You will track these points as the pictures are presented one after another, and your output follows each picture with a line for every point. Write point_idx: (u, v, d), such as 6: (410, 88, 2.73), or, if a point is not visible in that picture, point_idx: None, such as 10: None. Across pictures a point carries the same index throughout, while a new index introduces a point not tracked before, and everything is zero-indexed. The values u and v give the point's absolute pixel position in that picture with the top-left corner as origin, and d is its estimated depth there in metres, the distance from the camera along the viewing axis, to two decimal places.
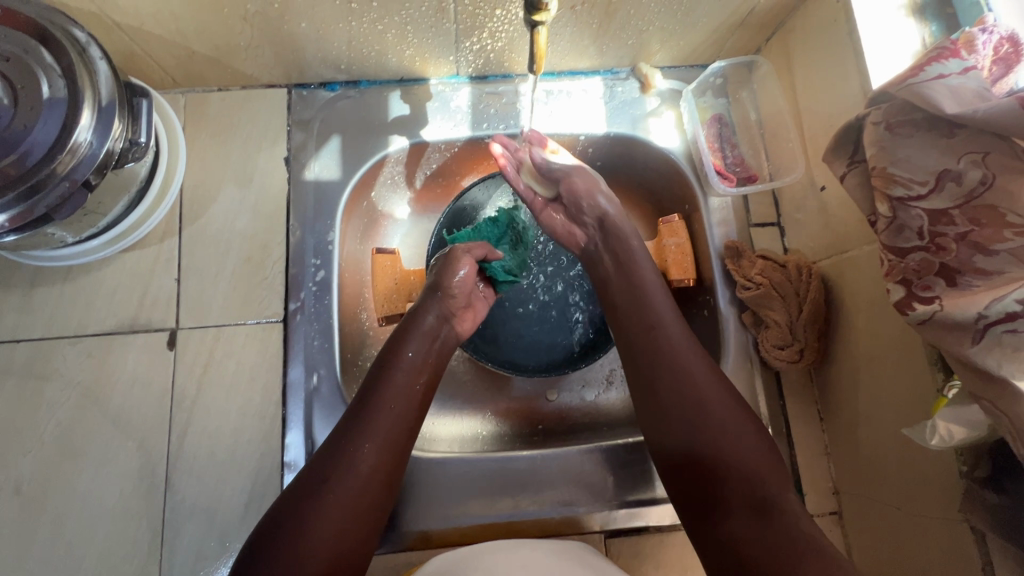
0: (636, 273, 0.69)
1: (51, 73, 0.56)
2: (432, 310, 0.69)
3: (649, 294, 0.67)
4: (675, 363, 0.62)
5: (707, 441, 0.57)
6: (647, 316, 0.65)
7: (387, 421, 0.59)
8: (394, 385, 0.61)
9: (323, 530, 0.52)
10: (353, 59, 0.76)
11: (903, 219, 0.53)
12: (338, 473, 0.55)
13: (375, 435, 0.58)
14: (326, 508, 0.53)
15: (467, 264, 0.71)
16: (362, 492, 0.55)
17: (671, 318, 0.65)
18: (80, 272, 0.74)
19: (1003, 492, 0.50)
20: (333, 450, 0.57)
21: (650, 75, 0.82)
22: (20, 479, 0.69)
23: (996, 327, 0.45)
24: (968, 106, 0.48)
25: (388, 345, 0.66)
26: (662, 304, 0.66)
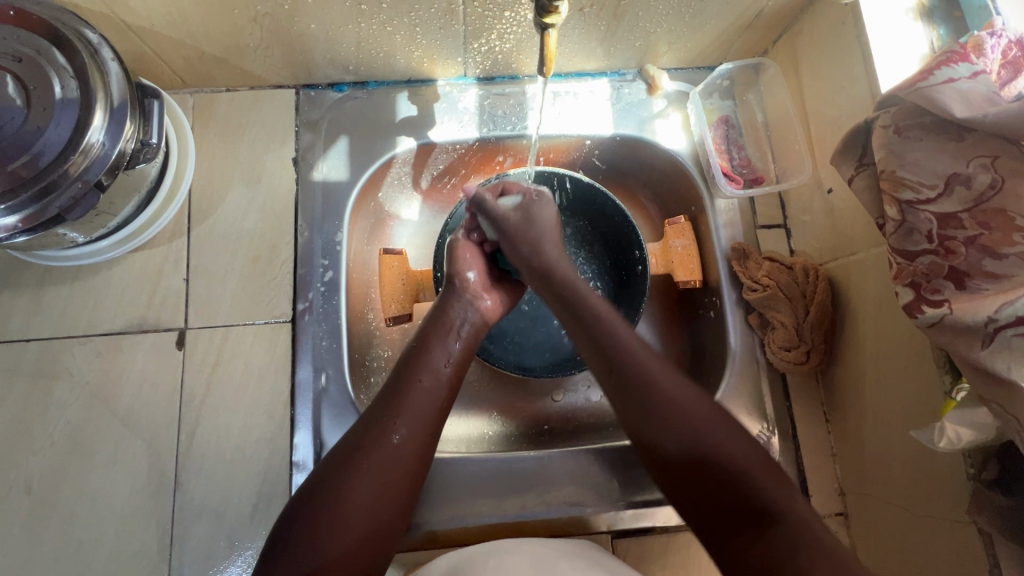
0: (577, 288, 0.65)
1: (63, 75, 0.56)
2: (455, 301, 0.68)
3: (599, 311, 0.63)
4: (643, 381, 0.58)
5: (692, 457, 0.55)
6: (602, 333, 0.62)
7: (418, 401, 0.59)
8: (426, 366, 0.61)
9: (353, 508, 0.53)
10: (362, 60, 0.76)
11: (912, 222, 0.53)
12: (369, 453, 0.55)
13: (407, 415, 0.58)
14: (356, 486, 0.54)
15: (471, 260, 0.72)
16: (391, 473, 0.56)
17: (630, 334, 0.62)
18: (89, 272, 0.74)
19: (1010, 493, 0.51)
20: (366, 429, 0.57)
21: (657, 77, 0.82)
22: (30, 477, 0.69)
23: (1007, 331, 0.45)
24: (977, 112, 0.48)
25: (424, 326, 0.66)
26: (613, 321, 0.63)
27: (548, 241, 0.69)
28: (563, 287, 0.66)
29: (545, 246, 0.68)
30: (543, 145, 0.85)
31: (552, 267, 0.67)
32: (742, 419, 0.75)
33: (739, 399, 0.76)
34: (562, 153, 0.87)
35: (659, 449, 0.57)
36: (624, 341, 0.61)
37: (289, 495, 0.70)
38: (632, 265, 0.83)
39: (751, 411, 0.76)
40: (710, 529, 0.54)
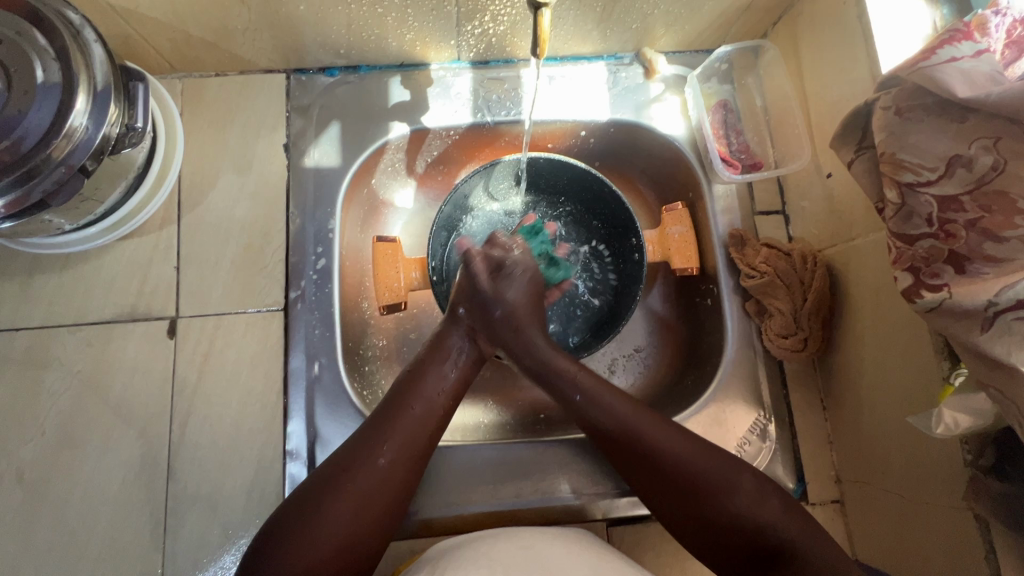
0: (551, 359, 0.65)
1: (44, 57, 0.55)
2: (453, 332, 0.67)
3: (570, 372, 0.63)
4: (629, 435, 0.59)
5: (683, 503, 0.56)
6: (582, 396, 0.62)
7: (410, 426, 0.59)
8: (420, 393, 0.61)
9: (332, 521, 0.53)
10: (353, 43, 0.74)
11: (912, 205, 0.52)
12: (355, 473, 0.55)
13: (395, 437, 0.58)
14: (338, 503, 0.54)
15: (476, 284, 0.71)
16: (373, 492, 0.56)
17: (611, 396, 0.61)
18: (79, 260, 0.73)
19: (1008, 480, 0.50)
20: (355, 448, 0.57)
21: (654, 60, 0.81)
22: (23, 467, 0.69)
23: (1006, 315, 0.45)
24: (980, 91, 0.47)
25: (416, 360, 0.65)
26: (586, 378, 0.63)
27: (529, 322, 0.68)
28: (539, 372, 0.65)
29: (526, 328, 0.67)
30: (538, 131, 0.83)
31: (537, 355, 0.66)
32: (739, 407, 0.75)
33: (736, 387, 0.76)
34: (557, 140, 0.86)
35: (652, 485, 0.58)
36: (603, 401, 0.61)
37: (282, 485, 0.70)
38: (630, 253, 0.81)
39: (748, 400, 0.75)
40: (719, 558, 0.56)
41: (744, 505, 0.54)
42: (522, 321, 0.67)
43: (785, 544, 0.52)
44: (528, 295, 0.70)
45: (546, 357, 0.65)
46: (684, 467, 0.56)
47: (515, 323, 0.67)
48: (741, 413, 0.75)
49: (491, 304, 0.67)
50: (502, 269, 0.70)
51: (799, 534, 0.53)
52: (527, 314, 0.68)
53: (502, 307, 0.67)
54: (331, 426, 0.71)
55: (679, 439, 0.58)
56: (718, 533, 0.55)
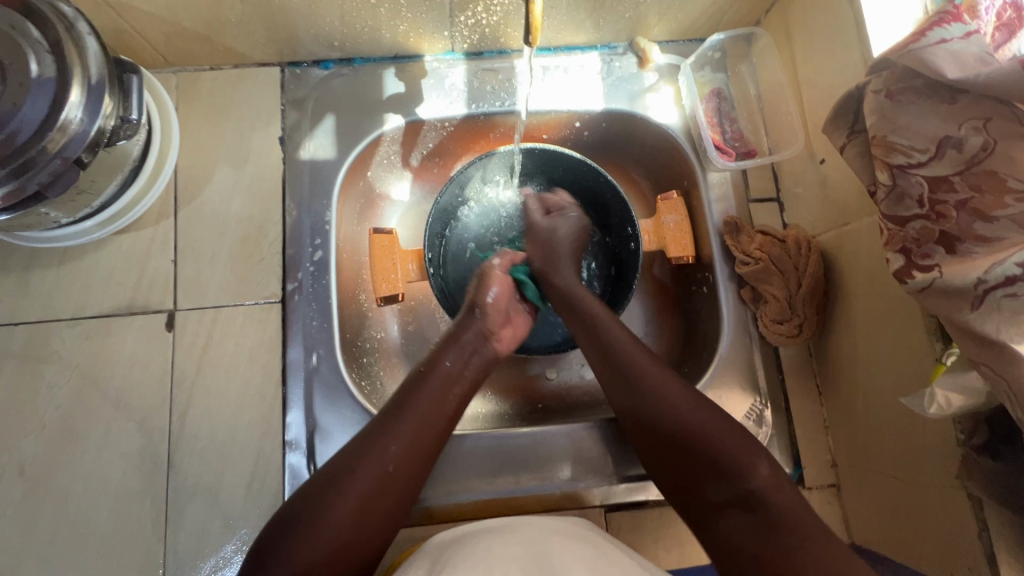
0: (579, 303, 0.70)
1: (38, 50, 0.55)
2: (471, 328, 0.68)
3: (600, 316, 0.68)
4: (643, 393, 0.62)
5: (680, 455, 0.58)
6: (604, 342, 0.66)
7: (417, 426, 0.59)
8: (429, 391, 0.61)
9: (339, 519, 0.53)
10: (347, 35, 0.75)
11: (903, 186, 0.52)
12: (364, 468, 0.56)
13: (407, 431, 0.58)
14: (347, 495, 0.54)
15: (497, 283, 0.71)
16: (382, 489, 0.56)
17: (632, 343, 0.65)
18: (76, 254, 0.73)
19: (1000, 458, 0.51)
20: (365, 441, 0.58)
21: (648, 50, 0.81)
22: (23, 460, 0.69)
23: (996, 292, 0.45)
24: (970, 71, 0.47)
25: (431, 353, 0.66)
26: (612, 325, 0.67)
27: (566, 261, 0.74)
28: (565, 299, 0.71)
29: (562, 264, 0.74)
30: (532, 121, 0.84)
31: (565, 283, 0.72)
32: (735, 393, 0.75)
33: (733, 374, 0.76)
34: (552, 130, 0.86)
35: (665, 447, 0.60)
36: (628, 350, 0.65)
37: (282, 475, 0.71)
38: (625, 241, 0.82)
39: (744, 386, 0.76)
40: (702, 517, 0.56)
41: (733, 470, 0.54)
42: (561, 253, 0.74)
43: (768, 507, 0.52)
44: (575, 236, 0.76)
45: (574, 289, 0.71)
46: (693, 432, 0.58)
47: (553, 254, 0.74)
48: (738, 399, 0.75)
49: (542, 231, 0.76)
50: (558, 208, 0.79)
51: (794, 509, 0.52)
52: (572, 247, 0.75)
53: (549, 239, 0.75)
54: (330, 417, 0.72)
55: (690, 407, 0.60)
56: (700, 486, 0.56)
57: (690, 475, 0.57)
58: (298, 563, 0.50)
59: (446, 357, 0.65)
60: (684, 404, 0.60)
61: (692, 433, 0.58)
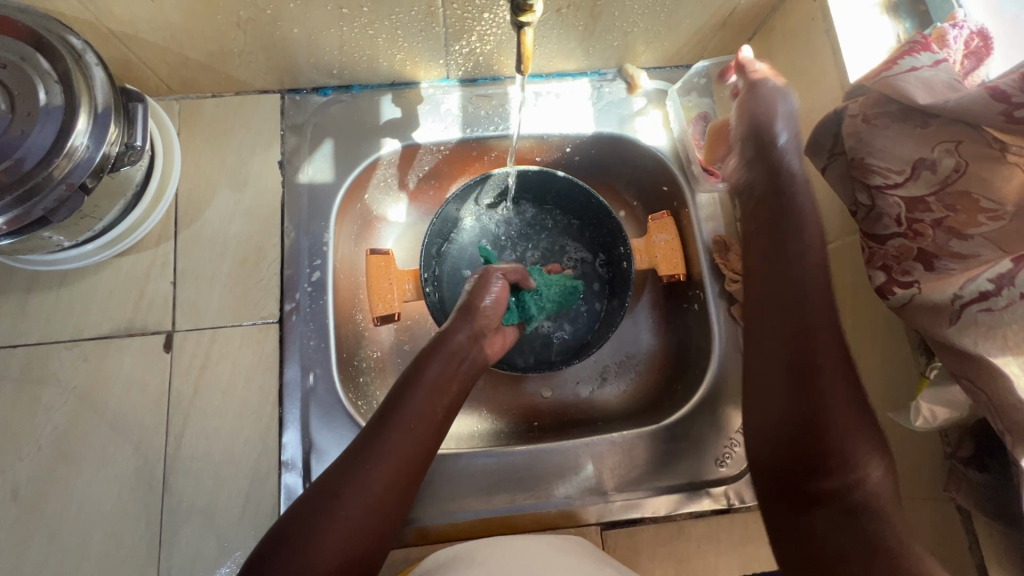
0: (794, 198, 0.64)
1: (48, 80, 0.57)
2: (462, 329, 0.68)
3: (810, 250, 0.60)
4: (809, 330, 0.55)
5: (790, 414, 0.53)
6: (800, 241, 0.61)
7: (403, 444, 0.58)
8: (412, 405, 0.61)
9: (326, 546, 0.52)
10: (346, 64, 0.77)
11: (881, 207, 0.55)
12: (349, 491, 0.55)
13: (388, 454, 0.57)
14: (331, 530, 0.53)
15: (498, 289, 0.72)
16: (371, 512, 0.55)
17: (823, 297, 0.57)
18: (76, 277, 0.74)
19: (987, 470, 0.51)
20: (338, 474, 0.56)
21: (636, 76, 0.84)
22: (18, 484, 0.69)
23: (972, 307, 0.47)
24: (940, 97, 0.49)
25: (406, 372, 0.64)
26: (813, 264, 0.60)
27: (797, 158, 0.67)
28: (770, 176, 0.66)
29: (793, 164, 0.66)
30: (525, 145, 0.86)
31: (783, 169, 0.66)
32: (727, 408, 0.76)
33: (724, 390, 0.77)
34: (544, 153, 0.89)
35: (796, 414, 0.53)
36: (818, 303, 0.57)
37: (278, 495, 0.71)
38: (618, 261, 0.84)
39: (736, 402, 0.77)
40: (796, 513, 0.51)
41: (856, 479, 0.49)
42: (791, 148, 0.67)
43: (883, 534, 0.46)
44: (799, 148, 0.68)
45: (790, 170, 0.66)
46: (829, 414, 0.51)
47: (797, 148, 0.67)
48: (730, 413, 0.76)
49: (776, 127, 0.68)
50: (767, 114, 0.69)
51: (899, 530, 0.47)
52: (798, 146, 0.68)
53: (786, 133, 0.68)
54: (327, 437, 0.73)
55: (846, 376, 0.53)
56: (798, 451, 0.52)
57: (801, 445, 0.52)
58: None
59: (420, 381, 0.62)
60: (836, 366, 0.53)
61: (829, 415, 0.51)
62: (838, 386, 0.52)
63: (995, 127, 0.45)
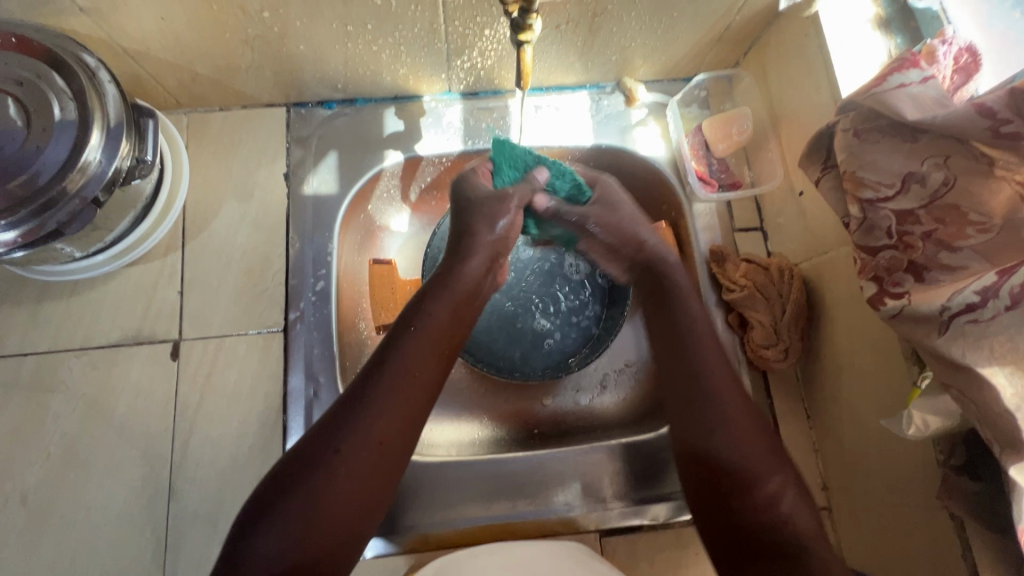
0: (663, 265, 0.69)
1: (63, 97, 0.59)
2: (474, 256, 0.63)
3: (696, 323, 0.63)
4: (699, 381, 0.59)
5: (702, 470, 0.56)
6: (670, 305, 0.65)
7: (400, 387, 0.52)
8: (410, 347, 0.55)
9: (326, 504, 0.47)
10: (350, 78, 0.79)
11: (873, 219, 0.56)
12: (345, 446, 0.49)
13: (385, 403, 0.51)
14: (330, 488, 0.48)
15: (512, 215, 0.66)
16: (374, 464, 0.50)
17: (708, 348, 0.61)
18: (86, 286, 0.76)
19: (979, 479, 0.52)
20: (330, 426, 0.50)
21: (634, 89, 0.86)
22: (27, 489, 0.70)
23: (960, 318, 0.48)
24: (927, 113, 0.51)
25: (406, 312, 0.58)
26: (707, 335, 0.62)
27: (644, 226, 0.71)
28: (640, 255, 0.70)
29: (643, 231, 0.70)
30: None
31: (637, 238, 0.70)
32: None
33: None
34: None
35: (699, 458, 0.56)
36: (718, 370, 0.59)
37: None
38: None
39: None
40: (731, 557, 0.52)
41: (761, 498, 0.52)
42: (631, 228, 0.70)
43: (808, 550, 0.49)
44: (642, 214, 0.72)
45: (656, 248, 0.70)
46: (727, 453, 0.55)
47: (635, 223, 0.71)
48: None
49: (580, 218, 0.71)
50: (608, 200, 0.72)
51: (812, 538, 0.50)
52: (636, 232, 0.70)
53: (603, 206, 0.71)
54: None
55: (736, 413, 0.57)
56: (711, 489, 0.55)
57: (707, 472, 0.55)
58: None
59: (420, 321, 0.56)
60: (730, 405, 0.57)
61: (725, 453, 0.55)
62: (729, 424, 0.56)
63: (982, 140, 0.46)
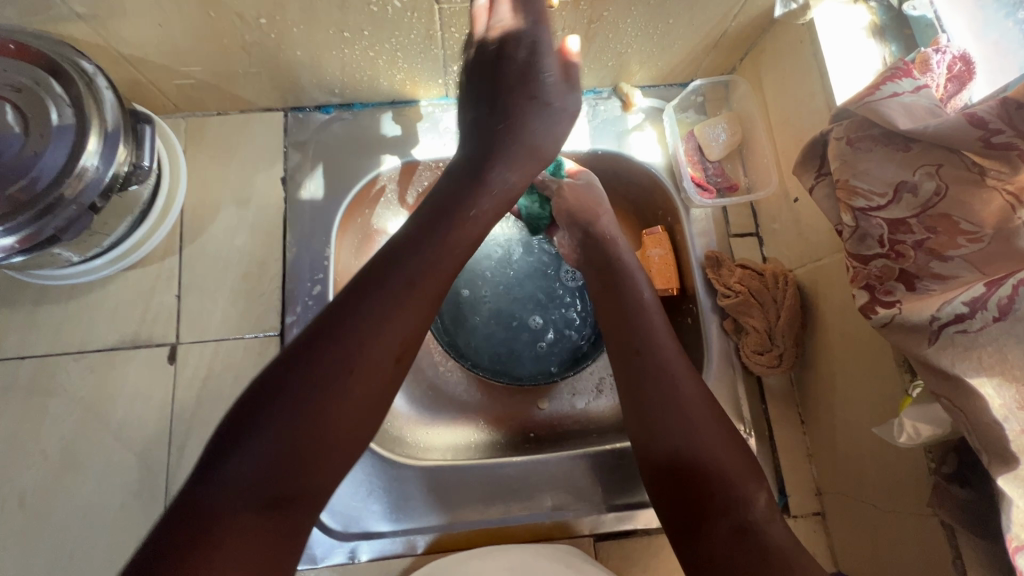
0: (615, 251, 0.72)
1: (60, 103, 0.59)
2: (529, 151, 0.62)
3: (642, 302, 0.67)
4: (657, 364, 0.62)
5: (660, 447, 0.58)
6: (623, 288, 0.69)
7: (411, 305, 0.51)
8: (438, 249, 0.54)
9: (332, 418, 0.46)
10: (347, 83, 0.79)
11: (864, 228, 0.56)
12: (356, 362, 0.48)
13: (395, 321, 0.50)
14: (336, 402, 0.47)
15: (565, 120, 0.64)
16: (377, 388, 0.49)
17: (663, 334, 0.65)
18: (84, 290, 0.77)
19: (969, 486, 0.52)
20: (325, 347, 0.48)
21: (631, 94, 0.86)
22: (25, 492, 0.71)
23: (949, 328, 0.48)
24: (920, 122, 0.51)
25: (436, 200, 0.58)
26: (653, 313, 0.66)
27: (606, 216, 0.76)
28: (595, 240, 0.74)
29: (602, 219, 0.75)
30: None
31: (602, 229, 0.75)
32: None
33: None
34: None
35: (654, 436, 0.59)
36: (661, 345, 0.64)
37: None
38: None
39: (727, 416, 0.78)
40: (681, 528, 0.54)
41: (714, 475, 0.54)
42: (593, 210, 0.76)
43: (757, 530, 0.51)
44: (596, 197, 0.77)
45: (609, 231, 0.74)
46: (687, 433, 0.58)
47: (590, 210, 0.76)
48: None
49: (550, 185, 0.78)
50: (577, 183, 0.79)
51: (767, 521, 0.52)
52: (594, 207, 0.76)
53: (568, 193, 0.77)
54: None
55: (694, 399, 0.60)
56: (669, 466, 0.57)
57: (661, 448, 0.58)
58: (251, 506, 0.43)
59: (426, 246, 0.54)
60: (687, 390, 0.60)
61: (685, 433, 0.58)
62: (688, 408, 0.59)
63: (974, 151, 0.47)
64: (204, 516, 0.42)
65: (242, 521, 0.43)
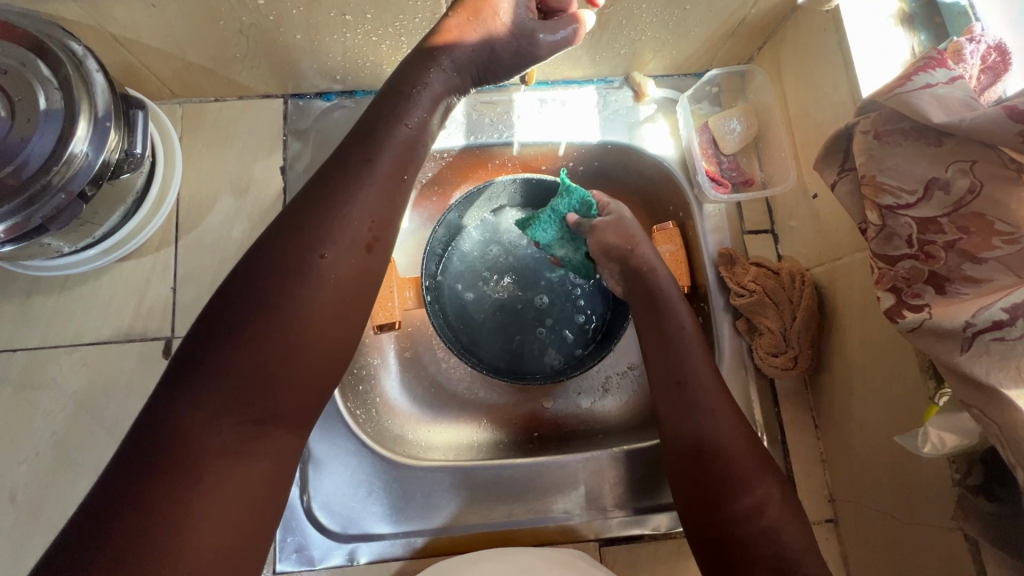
0: (652, 274, 0.68)
1: (48, 86, 0.57)
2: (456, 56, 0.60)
3: (682, 331, 0.64)
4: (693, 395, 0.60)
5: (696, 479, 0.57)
6: (660, 313, 0.66)
7: (344, 205, 0.50)
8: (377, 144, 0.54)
9: (298, 337, 0.46)
10: (349, 69, 0.76)
11: (892, 226, 0.53)
12: (303, 281, 0.47)
13: (331, 225, 0.49)
14: (290, 318, 0.46)
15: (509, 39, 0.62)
16: (331, 298, 0.49)
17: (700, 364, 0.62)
18: (77, 281, 0.74)
19: (996, 499, 0.50)
20: (278, 255, 0.48)
21: (643, 84, 0.83)
22: (16, 488, 0.69)
23: (985, 335, 0.45)
24: (954, 116, 0.47)
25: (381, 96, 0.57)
26: (691, 340, 0.64)
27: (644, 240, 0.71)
28: (631, 268, 0.69)
29: (641, 245, 0.70)
30: (529, 152, 0.85)
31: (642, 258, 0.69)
32: None
33: None
34: (549, 162, 0.88)
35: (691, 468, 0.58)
36: (699, 375, 0.61)
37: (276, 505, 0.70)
38: None
39: None
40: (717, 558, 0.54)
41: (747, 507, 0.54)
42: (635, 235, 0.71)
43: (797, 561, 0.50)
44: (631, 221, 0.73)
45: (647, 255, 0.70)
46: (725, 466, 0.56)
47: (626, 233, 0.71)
48: None
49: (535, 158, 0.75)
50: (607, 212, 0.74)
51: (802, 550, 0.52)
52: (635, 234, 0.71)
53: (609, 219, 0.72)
54: (324, 447, 0.71)
55: (730, 430, 0.58)
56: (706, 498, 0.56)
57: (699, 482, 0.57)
58: (229, 420, 0.43)
59: (365, 139, 0.54)
60: (723, 422, 0.59)
61: (723, 465, 0.56)
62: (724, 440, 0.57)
63: (1010, 146, 0.44)
64: (168, 443, 0.41)
65: (223, 434, 0.43)
